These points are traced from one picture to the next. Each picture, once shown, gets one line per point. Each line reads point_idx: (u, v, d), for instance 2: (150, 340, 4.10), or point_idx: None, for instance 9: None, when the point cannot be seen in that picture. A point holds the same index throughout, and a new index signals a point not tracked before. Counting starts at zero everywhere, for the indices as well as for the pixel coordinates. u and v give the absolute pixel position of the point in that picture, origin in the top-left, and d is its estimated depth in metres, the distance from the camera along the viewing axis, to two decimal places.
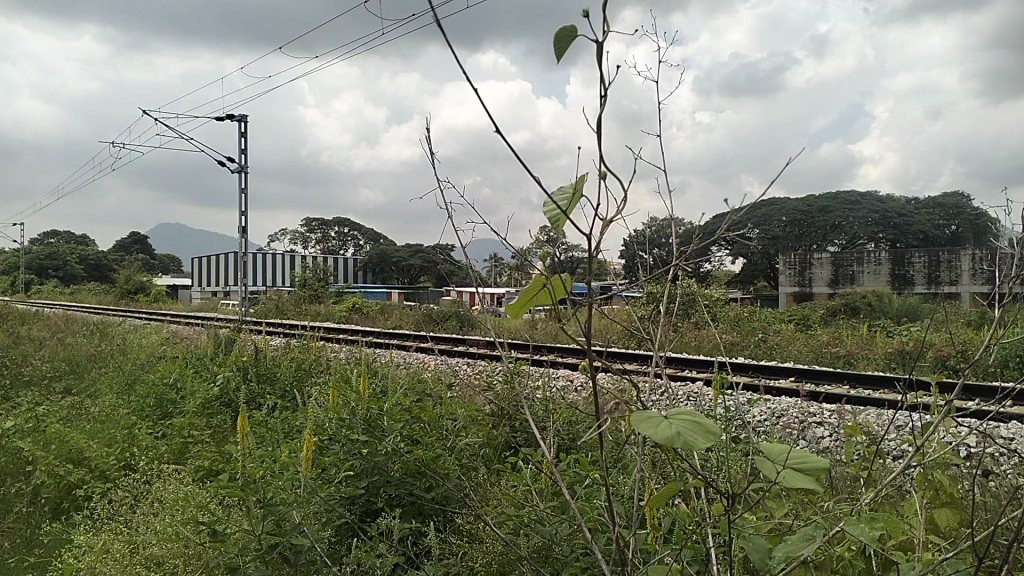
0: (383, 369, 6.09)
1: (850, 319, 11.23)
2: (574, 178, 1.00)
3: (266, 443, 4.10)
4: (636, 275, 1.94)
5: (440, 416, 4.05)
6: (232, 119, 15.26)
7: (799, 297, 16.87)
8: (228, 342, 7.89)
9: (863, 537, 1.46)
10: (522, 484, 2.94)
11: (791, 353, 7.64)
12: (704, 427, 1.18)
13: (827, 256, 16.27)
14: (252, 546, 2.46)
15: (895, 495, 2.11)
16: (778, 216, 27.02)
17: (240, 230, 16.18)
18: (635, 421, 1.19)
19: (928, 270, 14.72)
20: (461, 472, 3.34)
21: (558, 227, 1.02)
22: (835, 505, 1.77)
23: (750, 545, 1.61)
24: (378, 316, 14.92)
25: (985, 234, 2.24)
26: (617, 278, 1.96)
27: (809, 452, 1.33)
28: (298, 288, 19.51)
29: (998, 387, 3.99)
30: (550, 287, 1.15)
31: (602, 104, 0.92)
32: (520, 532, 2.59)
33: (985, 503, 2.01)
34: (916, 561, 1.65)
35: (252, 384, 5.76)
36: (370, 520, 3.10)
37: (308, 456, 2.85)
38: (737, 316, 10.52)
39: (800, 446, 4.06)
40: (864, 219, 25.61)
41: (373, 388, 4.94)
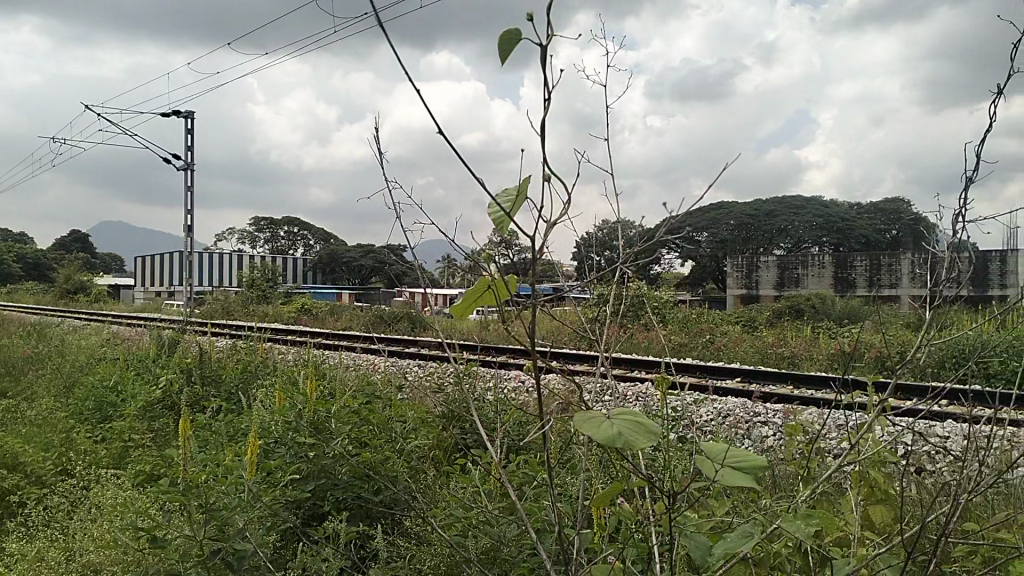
0: (332, 370, 6.03)
1: (794, 321, 11.46)
2: (519, 180, 1.01)
3: (210, 446, 4.03)
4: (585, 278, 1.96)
5: (390, 418, 4.03)
6: (178, 115, 14.96)
7: (745, 300, 17.17)
8: (172, 343, 7.73)
9: (799, 534, 1.51)
10: (471, 485, 2.93)
11: (737, 354, 7.77)
12: (644, 426, 1.20)
13: (773, 259, 16.63)
14: (193, 552, 2.40)
15: (832, 492, 2.17)
16: (727, 219, 27.50)
17: (186, 229, 15.85)
18: (578, 421, 1.20)
19: (869, 273, 15.10)
20: (409, 474, 3.33)
21: (503, 228, 1.03)
22: (776, 502, 1.81)
23: (691, 543, 1.63)
24: (328, 317, 14.73)
25: (922, 239, 2.32)
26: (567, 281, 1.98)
27: (747, 450, 1.36)
28: (246, 288, 19.20)
29: (933, 387, 4.12)
30: (494, 288, 1.16)
31: (546, 107, 0.95)
32: (467, 533, 2.59)
33: (918, 499, 2.07)
34: (852, 556, 1.70)
35: (196, 386, 5.64)
36: (316, 524, 3.07)
37: (252, 460, 2.81)
38: (685, 318, 10.65)
39: (744, 446, 4.13)
40: (809, 223, 26.21)
41: (321, 391, 4.89)
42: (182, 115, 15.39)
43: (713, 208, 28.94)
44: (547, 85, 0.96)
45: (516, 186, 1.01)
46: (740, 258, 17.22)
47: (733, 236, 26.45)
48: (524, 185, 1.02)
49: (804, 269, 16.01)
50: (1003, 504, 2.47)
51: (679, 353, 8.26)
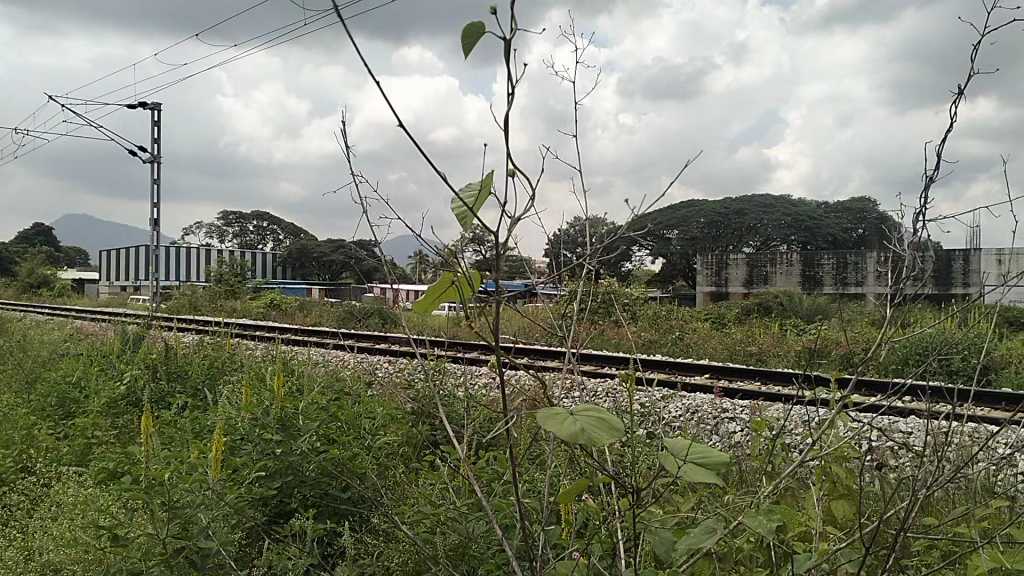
0: (300, 366, 5.98)
1: (763, 318, 11.57)
2: (482, 175, 1.01)
3: (174, 443, 3.97)
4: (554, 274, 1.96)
5: (359, 415, 4.00)
6: (144, 106, 14.76)
7: (715, 297, 17.30)
8: (137, 339, 7.60)
9: (760, 529, 1.52)
10: (439, 482, 2.92)
11: (706, 351, 7.83)
12: (608, 423, 1.20)
13: (742, 257, 16.78)
14: (156, 550, 2.37)
15: (795, 487, 2.20)
16: (697, 217, 27.71)
17: (152, 222, 15.63)
18: (541, 417, 1.19)
19: (836, 271, 15.31)
20: (377, 471, 3.31)
21: (465, 224, 1.02)
22: (739, 498, 1.82)
23: (656, 538, 1.64)
24: (297, 313, 14.60)
25: (885, 238, 2.35)
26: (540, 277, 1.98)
27: (710, 446, 1.38)
28: (213, 283, 18.96)
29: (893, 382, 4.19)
30: (457, 284, 1.15)
31: (508, 101, 0.94)
32: (436, 530, 2.58)
33: (879, 494, 2.11)
34: (813, 550, 1.72)
35: (161, 383, 5.56)
36: (283, 521, 3.04)
37: (216, 457, 2.77)
38: (655, 315, 10.70)
39: (712, 442, 4.15)
40: (777, 222, 26.50)
41: (288, 387, 4.85)
42: (148, 107, 15.17)
43: (684, 207, 29.14)
44: (510, 81, 0.96)
45: (480, 183, 1.00)
46: (710, 256, 17.34)
47: (703, 234, 26.64)
48: (488, 182, 1.01)
49: (772, 267, 16.18)
50: (960, 499, 2.52)
51: (649, 350, 8.30)
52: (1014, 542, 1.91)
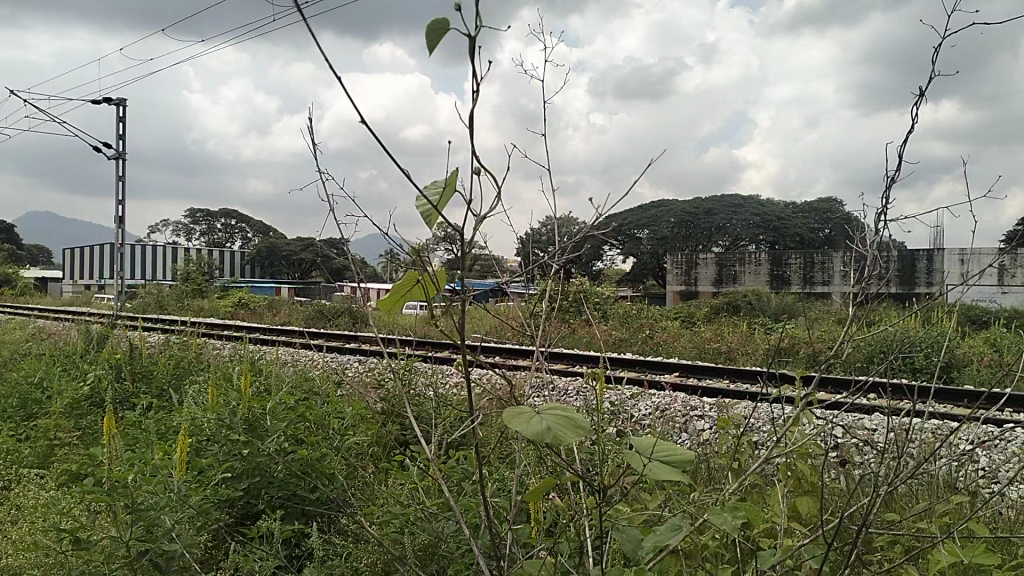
0: (268, 366, 5.92)
1: (731, 317, 11.68)
2: (447, 173, 1.00)
3: (139, 444, 3.91)
4: (522, 274, 1.96)
5: (328, 415, 3.98)
6: (109, 102, 14.52)
7: (684, 296, 17.43)
8: (100, 338, 7.46)
9: (726, 526, 1.54)
10: (408, 482, 2.91)
11: (675, 349, 7.89)
12: (574, 422, 1.20)
13: (711, 256, 16.92)
14: (119, 553, 2.32)
15: (761, 483, 2.22)
16: (667, 217, 27.91)
17: (117, 220, 15.38)
18: (506, 416, 1.19)
19: (803, 271, 15.50)
20: (346, 471, 3.28)
21: (430, 223, 1.01)
22: (706, 496, 1.84)
23: (624, 536, 1.64)
24: (266, 312, 14.45)
25: (851, 237, 2.38)
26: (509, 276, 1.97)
27: (675, 443, 1.39)
28: (179, 282, 18.70)
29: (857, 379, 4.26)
30: (422, 283, 1.14)
31: (473, 98, 0.94)
32: (404, 531, 2.57)
33: (842, 490, 2.14)
34: (778, 547, 1.74)
35: (126, 383, 5.47)
36: (249, 523, 3.00)
37: (181, 458, 2.73)
38: (625, 314, 10.75)
39: (681, 440, 4.19)
40: (746, 221, 26.77)
41: (256, 387, 4.80)
42: (114, 102, 14.94)
43: (655, 207, 29.34)
44: (476, 77, 0.95)
45: (444, 181, 1.00)
46: (679, 255, 17.47)
47: (673, 233, 26.83)
48: (452, 180, 1.01)
49: (741, 267, 16.33)
50: (921, 494, 2.56)
51: (619, 349, 8.34)
52: (973, 536, 1.95)
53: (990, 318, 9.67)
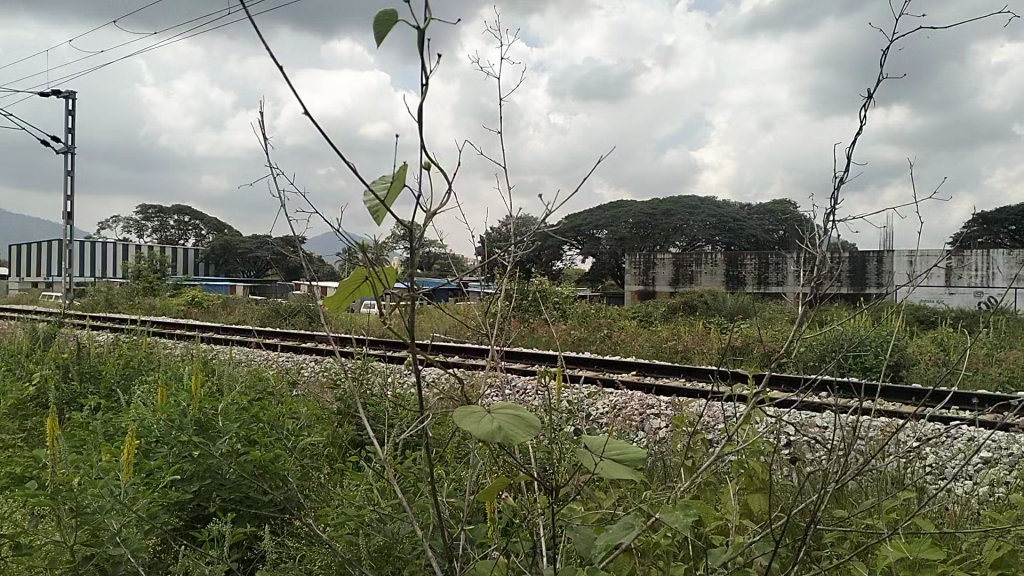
0: (222, 366, 5.81)
1: (688, 317, 11.82)
2: (396, 168, 0.98)
3: (85, 446, 3.80)
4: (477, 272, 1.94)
5: (282, 415, 3.92)
6: (58, 94, 14.15)
7: (642, 295, 17.58)
8: (47, 337, 7.25)
9: (678, 524, 1.54)
10: (363, 483, 2.88)
11: (632, 348, 7.95)
12: (525, 421, 1.19)
13: (669, 256, 17.08)
14: (63, 558, 2.25)
15: (713, 481, 2.24)
16: (626, 217, 28.14)
17: (65, 216, 14.99)
18: (457, 416, 1.17)
19: (758, 271, 15.75)
20: (299, 472, 3.24)
21: (379, 219, 0.99)
22: (658, 494, 1.85)
23: (577, 535, 1.64)
24: (220, 311, 14.19)
25: (804, 238, 2.42)
26: (464, 274, 1.96)
27: (627, 442, 1.39)
28: (130, 279, 18.28)
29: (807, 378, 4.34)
30: (370, 280, 1.11)
31: (421, 93, 0.93)
32: (358, 532, 2.53)
33: (792, 487, 2.16)
34: (729, 544, 1.76)
35: (73, 383, 5.32)
36: (200, 526, 2.93)
37: (128, 460, 2.66)
38: (584, 313, 10.80)
39: (637, 438, 4.22)
40: (703, 222, 27.11)
41: (208, 387, 4.71)
42: (63, 95, 14.56)
43: (613, 207, 29.56)
44: (425, 71, 0.94)
45: (393, 176, 0.98)
46: (638, 255, 17.61)
47: (631, 233, 27.04)
48: (401, 175, 0.99)
49: (698, 267, 16.51)
50: (869, 490, 2.62)
51: (578, 348, 8.36)
52: (919, 532, 1.98)
53: (937, 318, 9.92)
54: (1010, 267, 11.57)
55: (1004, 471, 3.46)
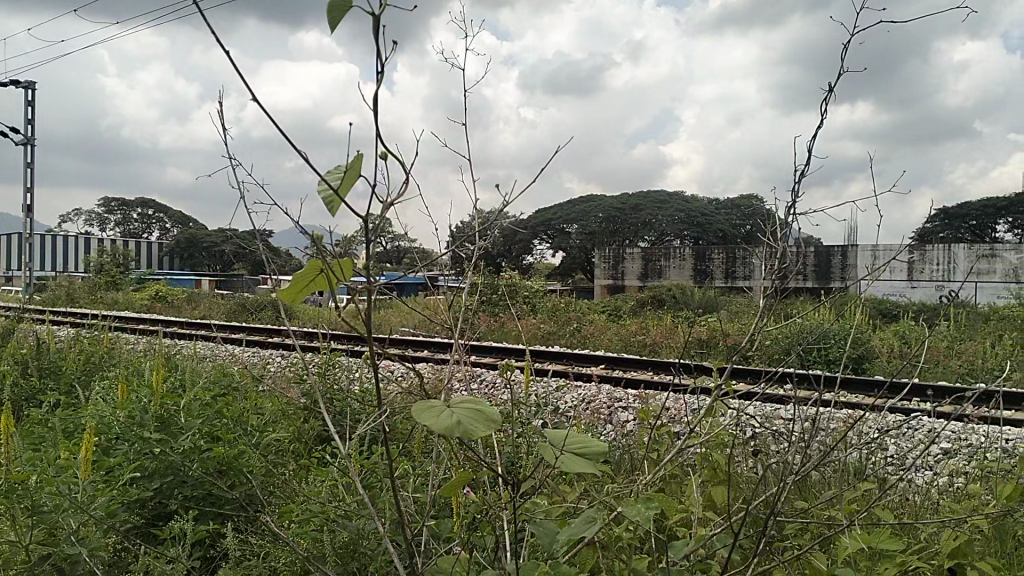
0: (185, 361, 5.71)
1: (656, 311, 11.88)
2: (350, 157, 0.96)
3: (43, 443, 3.71)
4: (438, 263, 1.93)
5: (246, 411, 3.86)
6: (16, 84, 13.80)
7: (612, 289, 17.63)
8: (4, 333, 7.06)
9: (639, 516, 1.55)
10: (328, 480, 2.85)
11: (601, 343, 7.98)
12: (485, 415, 1.17)
13: (638, 251, 17.16)
14: (17, 558, 2.19)
15: (677, 474, 2.25)
16: (596, 211, 28.22)
17: (25, 209, 14.63)
18: (416, 410, 1.15)
19: (725, 266, 15.89)
20: (264, 468, 3.19)
21: (332, 210, 0.97)
22: (621, 487, 1.85)
23: (540, 530, 1.63)
24: (185, 306, 13.95)
25: (770, 231, 2.44)
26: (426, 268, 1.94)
27: (590, 436, 1.39)
28: (92, 274, 17.92)
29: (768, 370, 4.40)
30: (326, 273, 1.08)
31: (376, 80, 0.91)
32: (323, 529, 2.50)
33: (755, 480, 2.17)
34: (692, 536, 1.76)
35: (31, 379, 5.19)
36: (162, 524, 2.87)
37: (87, 457, 2.59)
38: (554, 307, 10.81)
39: (604, 430, 4.23)
40: (672, 217, 27.27)
41: (170, 383, 4.62)
42: (21, 85, 14.20)
43: (583, 202, 29.63)
44: (380, 58, 0.92)
45: (347, 165, 0.95)
46: (607, 250, 17.66)
47: (601, 228, 27.12)
48: (356, 164, 0.97)
49: (667, 261, 16.60)
50: (831, 481, 2.64)
51: (547, 342, 8.37)
52: (878, 523, 2.00)
53: (900, 311, 10.09)
54: (970, 260, 11.79)
55: (964, 461, 3.53)
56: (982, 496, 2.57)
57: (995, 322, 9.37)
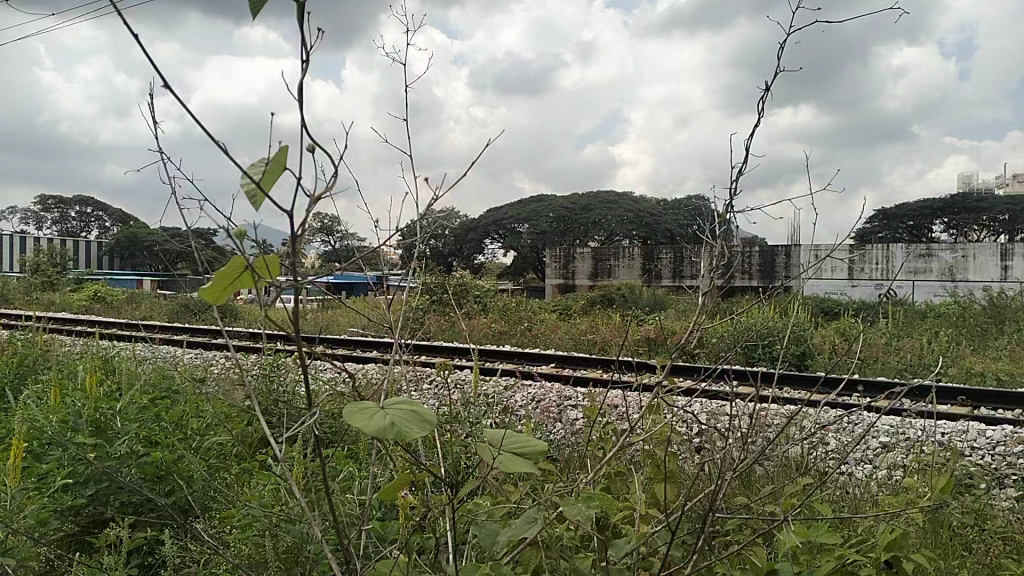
0: (124, 364, 5.54)
1: (607, 309, 11.95)
2: (274, 150, 0.93)
3: None
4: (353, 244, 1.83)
5: (187, 415, 3.75)
6: None
7: (563, 288, 17.70)
8: None
9: (580, 516, 1.54)
10: (270, 484, 2.78)
11: (552, 341, 7.98)
12: (419, 415, 1.15)
13: (588, 250, 17.26)
14: None
15: (622, 471, 2.25)
16: (547, 211, 28.31)
17: None
18: (347, 412, 1.11)
19: (673, 264, 16.05)
20: (205, 472, 3.10)
21: (256, 204, 0.92)
22: (564, 487, 1.83)
23: (481, 531, 1.60)
24: (125, 306, 13.53)
25: (719, 229, 2.47)
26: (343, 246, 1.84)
27: (528, 437, 1.37)
28: (27, 274, 17.29)
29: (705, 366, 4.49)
30: (252, 270, 1.03)
31: (302, 69, 0.88)
32: (266, 533, 2.43)
33: (697, 476, 2.19)
34: (635, 534, 1.76)
35: None
36: (97, 531, 2.77)
37: (15, 464, 2.49)
38: (505, 306, 10.79)
39: (555, 428, 4.23)
40: (621, 216, 27.50)
41: (106, 386, 4.46)
42: None
43: (535, 202, 29.71)
44: (305, 49, 0.89)
45: (270, 156, 0.91)
46: (558, 249, 17.75)
47: (552, 227, 27.21)
48: (279, 157, 0.93)
49: (617, 260, 16.71)
50: (774, 476, 2.68)
51: (498, 341, 8.34)
52: (816, 517, 2.02)
53: (841, 308, 10.35)
54: (908, 259, 12.13)
55: (901, 454, 3.62)
56: (917, 490, 2.63)
57: (931, 319, 9.66)
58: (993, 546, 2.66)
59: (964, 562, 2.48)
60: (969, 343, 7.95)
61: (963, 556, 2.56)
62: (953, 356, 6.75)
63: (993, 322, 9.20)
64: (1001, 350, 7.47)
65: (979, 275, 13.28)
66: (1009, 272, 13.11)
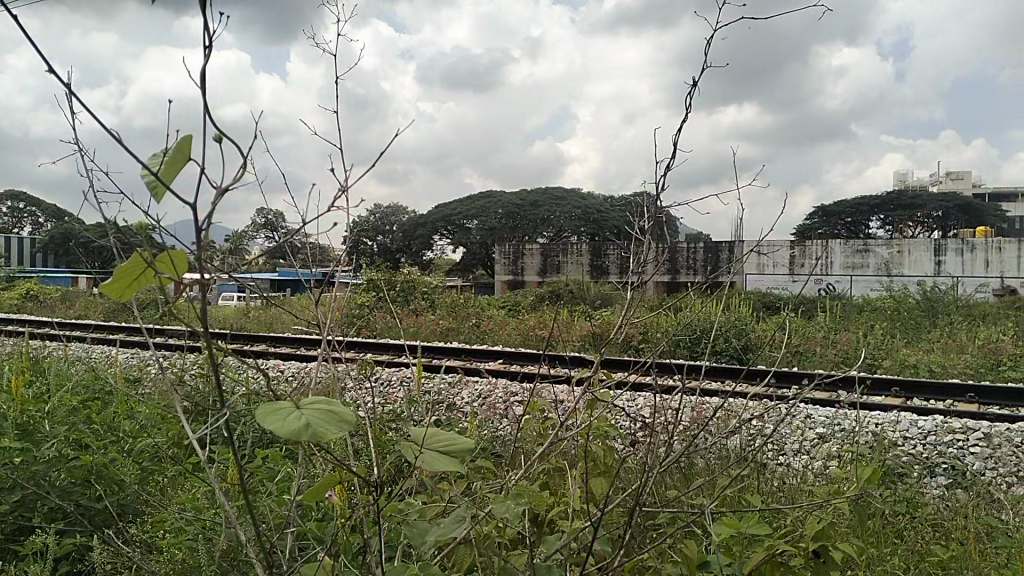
0: (55, 364, 5.34)
1: (555, 305, 11.99)
2: (174, 141, 0.88)
3: None
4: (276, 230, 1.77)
5: (118, 418, 3.63)
6: None
7: (512, 284, 17.72)
8: None
9: (506, 512, 1.52)
10: (204, 485, 2.71)
11: (499, 338, 7.97)
12: (337, 416, 1.12)
13: (537, 247, 17.29)
14: None
15: (560, 467, 2.24)
16: (496, 207, 28.31)
17: None
18: (260, 413, 1.07)
19: (619, 260, 16.18)
20: (137, 474, 3.01)
21: (156, 197, 0.88)
22: (495, 484, 1.82)
23: (410, 529, 1.57)
24: (59, 305, 13.08)
25: (660, 227, 2.47)
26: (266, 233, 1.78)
27: (453, 434, 1.35)
28: None
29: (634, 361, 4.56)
30: (159, 264, 0.98)
31: (204, 59, 0.84)
32: (199, 536, 2.37)
33: (633, 470, 2.19)
34: (566, 530, 1.75)
35: None
36: (20, 539, 2.66)
37: None
38: (452, 301, 10.74)
39: (499, 422, 4.23)
40: (569, 213, 27.65)
41: (34, 388, 4.29)
42: None
43: (484, 198, 29.67)
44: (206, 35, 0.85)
45: (170, 148, 0.87)
46: (506, 245, 17.73)
47: (501, 223, 27.21)
48: (180, 149, 0.89)
49: (564, 256, 16.77)
50: (711, 468, 2.70)
51: (445, 338, 8.30)
52: (746, 509, 2.03)
53: (782, 303, 10.55)
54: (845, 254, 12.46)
55: (837, 444, 3.70)
56: (848, 481, 2.69)
57: (867, 313, 9.92)
58: (923, 533, 2.73)
59: (893, 549, 2.54)
60: (902, 337, 8.19)
61: (893, 544, 2.63)
62: (887, 349, 6.92)
63: (926, 315, 9.50)
64: (932, 342, 7.71)
65: (913, 269, 13.69)
66: (942, 266, 13.54)
